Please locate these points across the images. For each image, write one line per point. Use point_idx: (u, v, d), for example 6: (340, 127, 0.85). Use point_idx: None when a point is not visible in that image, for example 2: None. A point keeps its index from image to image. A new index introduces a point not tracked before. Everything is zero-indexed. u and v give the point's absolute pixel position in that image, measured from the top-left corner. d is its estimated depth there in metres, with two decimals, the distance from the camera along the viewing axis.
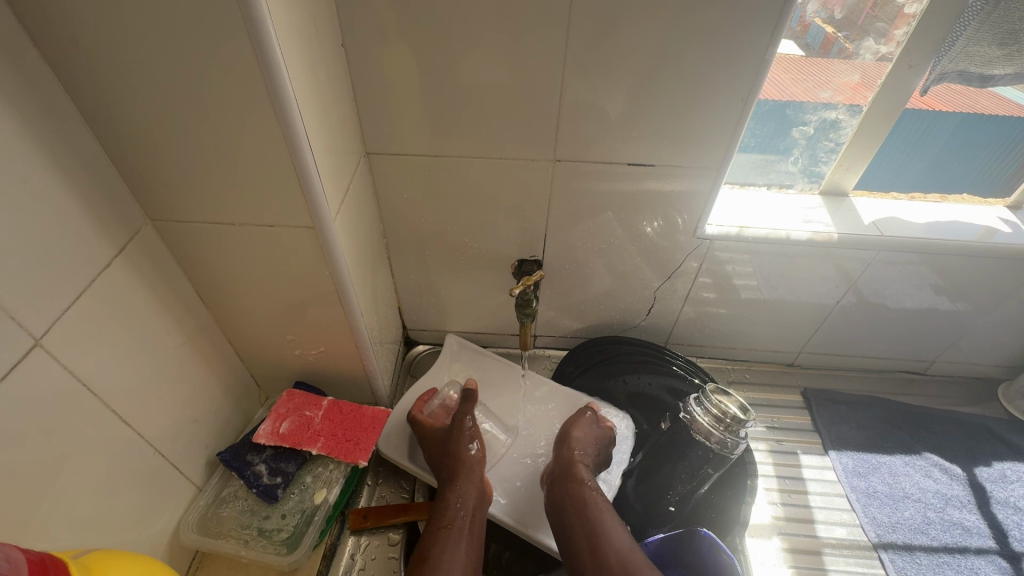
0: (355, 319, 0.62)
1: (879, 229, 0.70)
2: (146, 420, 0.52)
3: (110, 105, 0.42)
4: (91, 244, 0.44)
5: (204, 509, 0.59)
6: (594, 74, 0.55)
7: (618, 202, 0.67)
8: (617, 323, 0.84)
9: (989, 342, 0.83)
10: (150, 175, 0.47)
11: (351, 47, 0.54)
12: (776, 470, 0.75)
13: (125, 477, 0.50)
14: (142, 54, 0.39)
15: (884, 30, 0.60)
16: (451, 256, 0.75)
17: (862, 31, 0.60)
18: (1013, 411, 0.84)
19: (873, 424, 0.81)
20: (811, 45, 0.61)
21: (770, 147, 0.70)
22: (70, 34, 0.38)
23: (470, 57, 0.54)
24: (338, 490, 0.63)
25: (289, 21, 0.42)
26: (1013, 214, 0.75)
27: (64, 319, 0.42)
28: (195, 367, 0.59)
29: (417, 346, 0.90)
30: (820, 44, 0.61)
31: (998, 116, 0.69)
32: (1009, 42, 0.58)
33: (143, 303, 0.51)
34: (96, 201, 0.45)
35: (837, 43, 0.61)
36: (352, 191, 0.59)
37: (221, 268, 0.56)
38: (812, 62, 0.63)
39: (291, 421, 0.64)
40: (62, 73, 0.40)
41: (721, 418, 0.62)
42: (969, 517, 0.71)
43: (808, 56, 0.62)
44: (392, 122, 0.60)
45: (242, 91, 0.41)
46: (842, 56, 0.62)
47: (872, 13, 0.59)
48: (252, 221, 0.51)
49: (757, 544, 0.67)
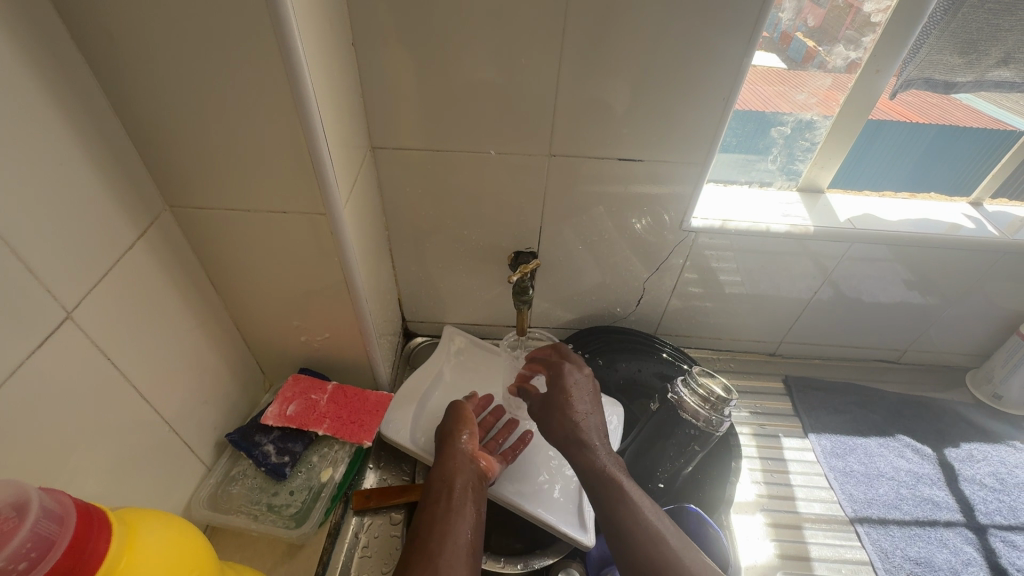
0: (361, 306, 0.65)
1: (851, 223, 0.75)
2: (161, 398, 0.54)
3: (138, 96, 0.45)
4: (116, 226, 0.47)
5: (214, 487, 0.62)
6: (589, 75, 0.59)
7: (609, 197, 0.71)
8: (608, 314, 0.88)
9: (957, 331, 0.88)
10: (172, 163, 0.50)
11: (360, 46, 0.58)
12: (759, 452, 0.79)
13: (142, 452, 0.52)
14: (172, 46, 0.42)
15: (853, 38, 0.64)
16: (450, 249, 0.79)
17: (837, 41, 0.65)
18: (980, 396, 0.89)
19: (850, 408, 0.86)
20: (794, 58, 0.66)
21: (750, 146, 0.75)
22: (106, 27, 0.41)
23: (472, 57, 0.58)
24: (344, 469, 0.65)
25: (308, 20, 0.45)
26: (975, 211, 0.81)
27: (93, 295, 0.45)
28: (206, 351, 0.61)
29: (415, 337, 0.93)
30: (803, 57, 0.66)
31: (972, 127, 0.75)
32: (968, 51, 0.63)
33: (161, 285, 0.53)
34: (121, 187, 0.48)
35: (818, 56, 0.66)
36: (359, 183, 0.62)
37: (233, 254, 0.59)
38: (794, 74, 0.68)
39: (298, 403, 0.66)
40: (95, 64, 0.43)
41: (707, 397, 0.66)
42: (939, 492, 0.75)
43: (790, 68, 0.67)
44: (397, 118, 0.64)
45: (263, 84, 0.44)
46: (823, 67, 0.67)
47: (845, 25, 0.64)
48: (266, 209, 0.54)
49: (741, 520, 0.71)
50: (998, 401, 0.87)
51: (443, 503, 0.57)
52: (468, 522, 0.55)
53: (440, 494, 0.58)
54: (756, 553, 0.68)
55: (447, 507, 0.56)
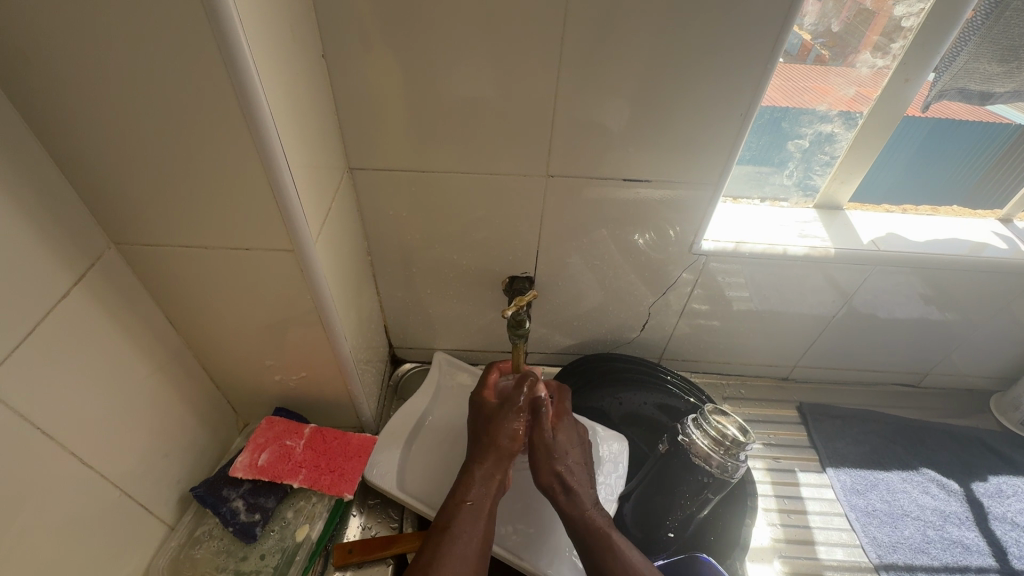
0: (338, 341, 0.59)
1: (875, 244, 0.69)
2: (109, 459, 0.48)
3: (65, 122, 0.39)
4: (47, 273, 0.41)
5: (176, 551, 0.55)
6: (591, 89, 0.53)
7: (611, 218, 0.65)
8: (610, 339, 0.82)
9: (982, 354, 0.82)
10: (112, 195, 0.44)
11: (332, 57, 0.51)
12: (774, 489, 0.74)
13: (87, 522, 0.46)
14: (100, 66, 0.36)
15: (859, 36, 0.58)
16: (439, 273, 0.72)
17: (833, 34, 0.58)
18: (1006, 423, 0.83)
19: (870, 439, 0.80)
20: (789, 51, 0.58)
21: (764, 160, 0.69)
22: (17, 43, 0.35)
23: (456, 69, 0.52)
24: (321, 526, 0.59)
25: (264, 32, 0.39)
26: (1005, 227, 0.75)
27: (16, 357, 0.39)
28: (164, 398, 0.55)
29: (404, 363, 0.87)
30: (797, 51, 0.59)
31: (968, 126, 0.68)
32: (1008, 60, 0.57)
33: (105, 334, 0.47)
34: (52, 226, 0.41)
35: (813, 50, 0.59)
36: (335, 209, 0.56)
37: (193, 291, 0.52)
38: (787, 67, 0.60)
39: (271, 451, 0.60)
40: (8, 86, 0.37)
41: (720, 440, 0.60)
42: (969, 534, 0.70)
43: (785, 62, 0.59)
44: (376, 136, 0.57)
45: (210, 107, 0.38)
46: (818, 62, 0.60)
47: (846, 20, 0.57)
48: (225, 244, 0.48)
49: (758, 569, 0.65)
50: None
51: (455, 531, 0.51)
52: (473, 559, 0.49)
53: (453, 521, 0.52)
54: None
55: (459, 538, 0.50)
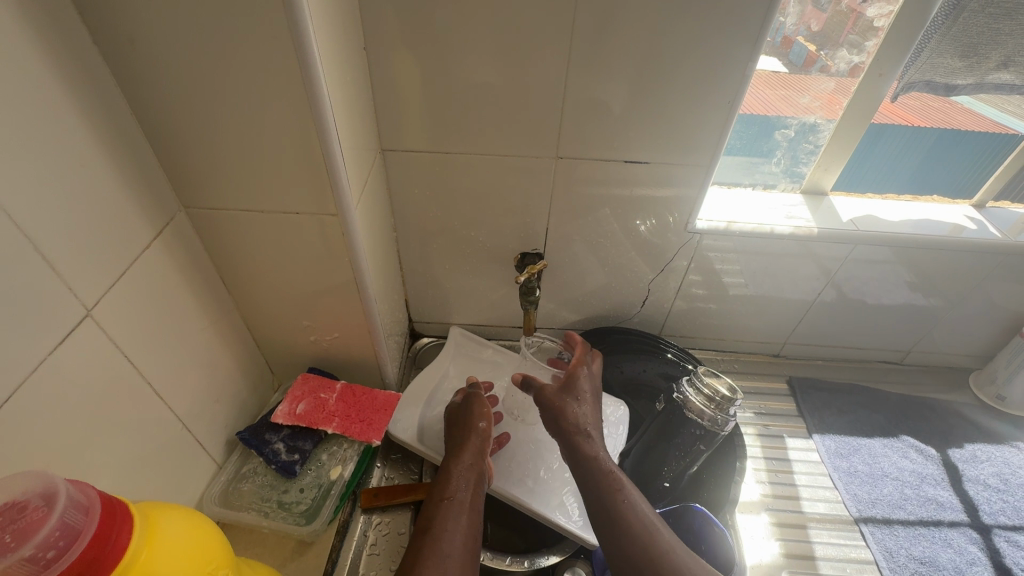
0: (369, 305, 0.65)
1: (855, 225, 0.76)
2: (174, 395, 0.55)
3: (155, 98, 0.46)
4: (134, 226, 0.48)
5: (225, 484, 0.63)
6: (597, 80, 0.60)
7: (614, 199, 0.72)
8: (612, 315, 0.88)
9: (960, 333, 0.88)
10: (186, 163, 0.51)
11: (371, 49, 0.59)
12: (763, 452, 0.80)
13: (156, 448, 0.53)
14: (191, 49, 0.43)
15: (857, 42, 0.65)
16: (457, 250, 0.79)
17: (840, 45, 0.66)
18: (983, 397, 0.89)
19: (854, 410, 0.86)
20: (795, 62, 0.67)
21: (754, 149, 0.76)
22: (126, 29, 0.42)
23: (479, 60, 0.59)
24: (352, 467, 0.66)
25: (323, 24, 0.46)
26: (979, 213, 0.81)
27: (111, 294, 0.46)
28: (216, 349, 0.62)
29: (422, 338, 0.94)
30: (803, 61, 0.67)
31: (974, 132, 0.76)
32: (969, 55, 0.63)
33: (174, 285, 0.54)
34: (139, 187, 0.49)
35: (819, 61, 0.67)
36: (369, 185, 0.63)
37: (245, 254, 0.60)
38: (795, 77, 0.69)
39: (307, 402, 0.67)
40: (114, 67, 0.44)
41: (712, 397, 0.67)
42: (943, 493, 0.76)
43: (791, 72, 0.68)
44: (406, 120, 0.65)
45: (277, 85, 0.45)
46: (823, 71, 0.68)
47: (849, 31, 0.65)
48: (278, 210, 0.55)
49: (747, 519, 0.72)
50: (1001, 403, 0.87)
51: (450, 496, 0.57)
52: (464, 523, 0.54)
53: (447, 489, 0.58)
54: (761, 552, 0.68)
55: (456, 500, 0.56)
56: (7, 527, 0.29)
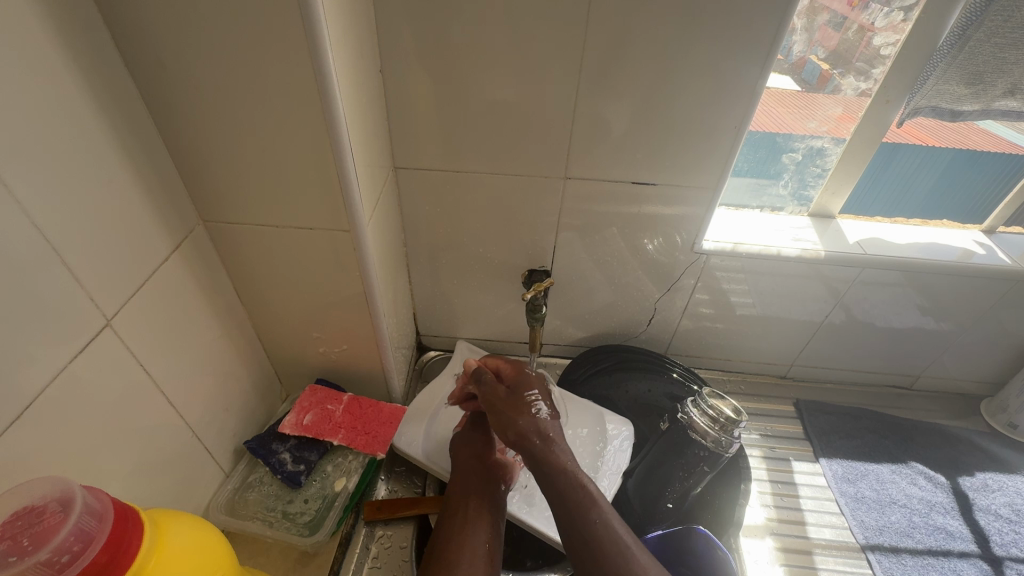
0: (378, 318, 0.66)
1: (862, 248, 0.76)
2: (186, 403, 0.57)
3: (180, 116, 0.49)
4: (155, 239, 0.50)
5: (231, 492, 0.64)
6: (605, 102, 0.62)
7: (621, 219, 0.73)
8: (619, 332, 0.89)
9: (971, 359, 0.87)
10: (206, 178, 0.53)
11: (387, 70, 0.61)
12: (769, 475, 0.80)
13: (167, 454, 0.54)
14: (215, 72, 0.46)
15: (863, 69, 0.66)
16: (465, 265, 0.80)
17: (849, 68, 0.67)
18: (995, 424, 0.88)
19: (863, 434, 0.86)
20: (808, 80, 0.68)
21: (762, 171, 0.77)
22: (156, 52, 0.45)
23: (489, 83, 0.61)
24: (357, 479, 0.67)
25: (341, 48, 0.48)
26: (987, 238, 0.81)
27: (130, 304, 0.48)
28: (228, 358, 0.64)
29: (429, 351, 0.95)
30: (816, 79, 0.68)
31: (988, 152, 0.76)
32: (974, 82, 0.64)
33: (191, 295, 0.56)
34: (160, 200, 0.51)
35: (833, 80, 0.68)
36: (381, 202, 0.65)
37: (259, 267, 0.61)
38: (807, 96, 0.69)
39: (314, 413, 0.68)
40: (143, 86, 0.47)
41: (716, 418, 0.67)
42: (952, 522, 0.75)
43: (804, 91, 0.69)
44: (419, 138, 0.66)
45: (295, 105, 0.47)
46: (833, 91, 0.69)
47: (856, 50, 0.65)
48: (291, 225, 0.57)
49: (751, 544, 0.71)
50: (1012, 430, 0.86)
51: (459, 514, 0.59)
52: (483, 534, 0.57)
53: (456, 507, 0.60)
54: None
55: (463, 521, 0.59)
56: (25, 531, 0.31)
